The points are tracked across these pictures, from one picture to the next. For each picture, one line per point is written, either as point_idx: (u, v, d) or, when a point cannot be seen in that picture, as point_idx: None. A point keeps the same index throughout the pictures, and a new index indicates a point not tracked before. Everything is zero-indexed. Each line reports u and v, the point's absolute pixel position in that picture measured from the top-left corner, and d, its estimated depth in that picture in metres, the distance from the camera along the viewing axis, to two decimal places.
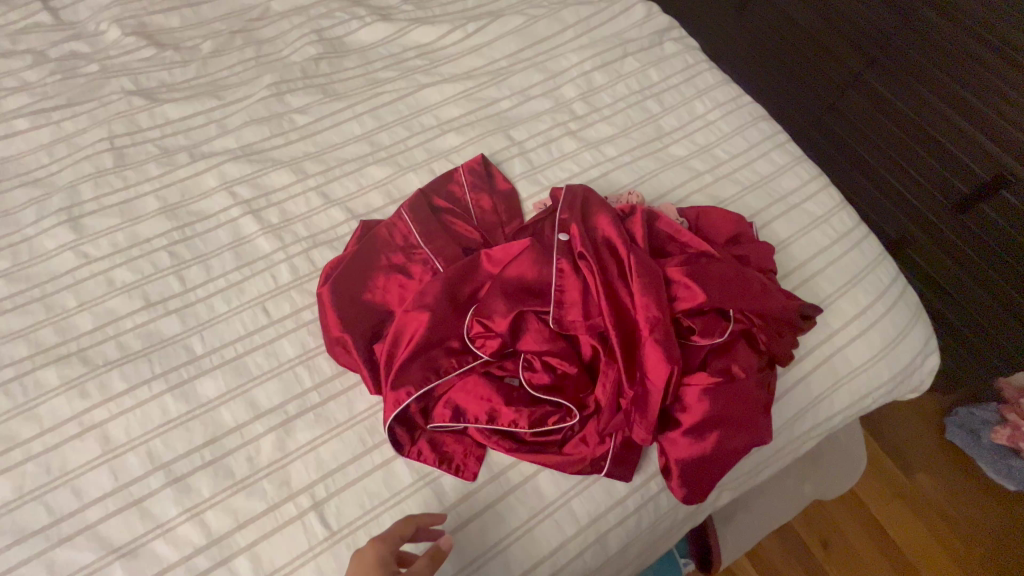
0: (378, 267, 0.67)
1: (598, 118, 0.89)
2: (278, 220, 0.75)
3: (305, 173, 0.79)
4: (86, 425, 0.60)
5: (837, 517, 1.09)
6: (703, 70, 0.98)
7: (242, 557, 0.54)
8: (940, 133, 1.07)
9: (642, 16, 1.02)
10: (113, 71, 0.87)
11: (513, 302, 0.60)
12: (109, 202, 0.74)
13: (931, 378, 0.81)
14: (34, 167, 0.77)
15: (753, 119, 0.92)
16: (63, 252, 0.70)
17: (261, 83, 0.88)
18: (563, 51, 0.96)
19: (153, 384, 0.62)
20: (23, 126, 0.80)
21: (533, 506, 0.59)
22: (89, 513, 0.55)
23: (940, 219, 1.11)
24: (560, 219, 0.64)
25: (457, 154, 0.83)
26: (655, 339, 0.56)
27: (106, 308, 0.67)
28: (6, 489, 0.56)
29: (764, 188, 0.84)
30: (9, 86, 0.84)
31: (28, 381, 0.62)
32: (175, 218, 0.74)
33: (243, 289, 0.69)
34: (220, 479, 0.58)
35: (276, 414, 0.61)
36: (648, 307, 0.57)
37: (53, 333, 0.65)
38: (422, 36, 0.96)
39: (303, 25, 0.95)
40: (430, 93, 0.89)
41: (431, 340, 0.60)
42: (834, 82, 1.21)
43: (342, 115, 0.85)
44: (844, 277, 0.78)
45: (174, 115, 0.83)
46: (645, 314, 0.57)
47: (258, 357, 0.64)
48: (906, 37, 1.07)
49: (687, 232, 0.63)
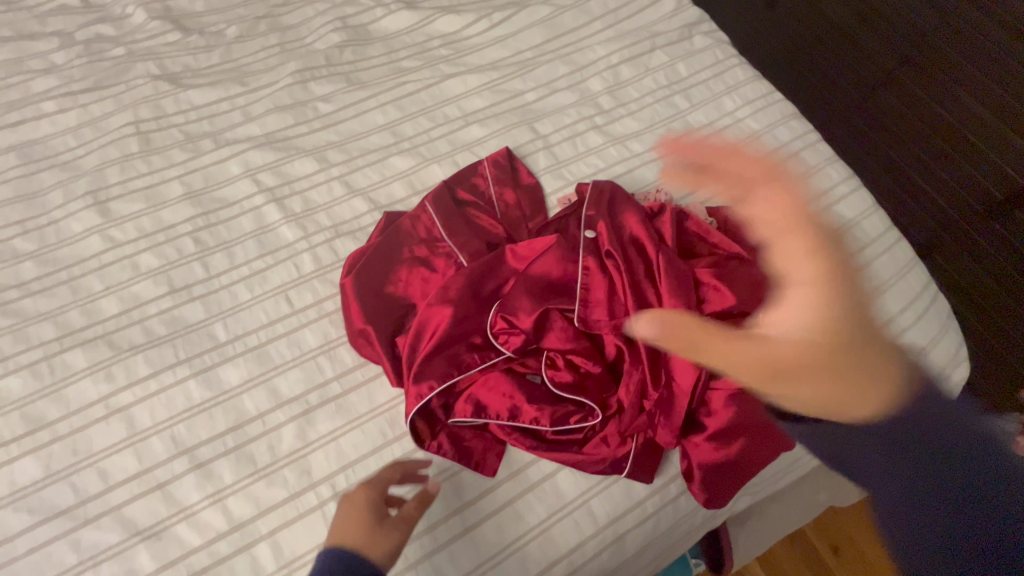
0: (402, 260, 0.67)
1: (624, 113, 0.87)
2: (301, 209, 0.75)
3: (328, 162, 0.79)
4: (112, 408, 0.60)
5: (850, 525, 1.07)
6: (733, 65, 0.95)
7: (263, 544, 0.55)
8: (977, 135, 1.04)
9: (672, 8, 1.00)
10: (139, 55, 0.87)
11: (538, 300, 0.59)
12: (135, 187, 0.75)
13: (959, 389, 0.79)
14: (61, 150, 0.78)
15: (784, 118, 0.90)
16: (89, 236, 0.71)
17: (285, 70, 0.87)
18: (590, 43, 0.94)
19: (177, 370, 0.62)
20: (51, 108, 0.80)
21: (551, 505, 0.59)
22: (114, 495, 0.56)
23: (972, 225, 1.08)
24: (587, 217, 0.64)
25: (480, 146, 0.82)
26: None
27: (131, 293, 0.67)
28: (35, 468, 0.57)
29: (793, 189, 0.83)
30: (37, 68, 0.85)
31: (56, 363, 0.62)
32: (200, 204, 0.74)
33: (266, 278, 0.69)
34: (242, 466, 0.58)
35: (297, 403, 0.61)
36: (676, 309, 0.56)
37: (80, 316, 0.65)
38: (446, 26, 0.95)
39: (328, 12, 0.94)
40: (454, 84, 0.88)
41: (455, 335, 0.60)
42: (866, 81, 1.18)
43: (365, 104, 0.85)
44: (874, 283, 0.76)
45: (199, 100, 0.83)
46: None
47: (281, 345, 0.65)
48: (942, 36, 1.05)
49: (716, 233, 0.62)
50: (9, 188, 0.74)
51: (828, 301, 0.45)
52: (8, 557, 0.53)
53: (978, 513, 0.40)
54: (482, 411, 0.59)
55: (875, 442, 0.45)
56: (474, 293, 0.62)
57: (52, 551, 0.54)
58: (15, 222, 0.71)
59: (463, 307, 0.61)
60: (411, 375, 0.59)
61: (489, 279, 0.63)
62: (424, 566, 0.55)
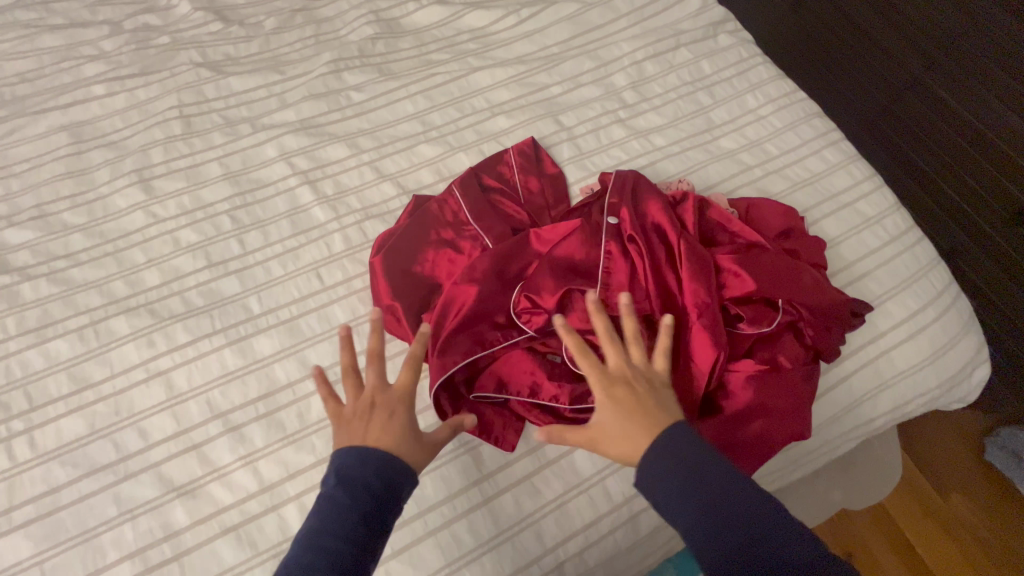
0: (429, 241, 0.69)
1: (648, 107, 0.89)
2: (333, 191, 0.78)
3: (359, 148, 0.82)
4: (152, 372, 0.63)
5: (864, 529, 1.07)
6: (757, 64, 0.96)
7: (290, 505, 0.57)
8: (1000, 137, 1.02)
9: (697, 7, 1.01)
10: (183, 44, 0.91)
11: (561, 281, 0.61)
12: (177, 166, 0.78)
13: (980, 389, 0.78)
14: (109, 131, 0.82)
15: (807, 116, 0.91)
16: (134, 211, 0.75)
17: (320, 60, 0.90)
18: (615, 39, 0.96)
19: (213, 338, 0.65)
20: (100, 92, 0.85)
21: (568, 481, 0.60)
22: (153, 453, 0.59)
23: (996, 229, 1.07)
24: (610, 203, 0.65)
25: (506, 136, 0.84)
26: (702, 324, 0.56)
27: (172, 266, 0.70)
28: (80, 425, 0.60)
29: (815, 185, 0.83)
30: (88, 54, 0.89)
31: (101, 328, 0.66)
32: (237, 185, 0.77)
33: (298, 256, 0.72)
34: (273, 431, 0.61)
35: (326, 375, 0.64)
36: (697, 293, 0.58)
37: (124, 286, 0.69)
38: (475, 21, 0.97)
39: (361, 6, 0.98)
40: (482, 76, 0.90)
41: (479, 313, 0.62)
42: (891, 83, 1.18)
43: (396, 94, 0.88)
44: (894, 279, 0.76)
45: (238, 87, 0.87)
46: (693, 300, 0.58)
47: (311, 319, 0.67)
48: (967, 37, 1.04)
49: (737, 221, 0.64)
50: (61, 165, 0.78)
51: (590, 373, 0.51)
52: (54, 506, 0.56)
53: (781, 534, 0.42)
54: (503, 387, 0.62)
55: (704, 474, 0.44)
56: (499, 274, 0.64)
57: (94, 503, 0.57)
58: (66, 196, 0.76)
59: (488, 286, 0.63)
60: (436, 350, 0.61)
61: (513, 261, 0.65)
62: (443, 534, 0.57)
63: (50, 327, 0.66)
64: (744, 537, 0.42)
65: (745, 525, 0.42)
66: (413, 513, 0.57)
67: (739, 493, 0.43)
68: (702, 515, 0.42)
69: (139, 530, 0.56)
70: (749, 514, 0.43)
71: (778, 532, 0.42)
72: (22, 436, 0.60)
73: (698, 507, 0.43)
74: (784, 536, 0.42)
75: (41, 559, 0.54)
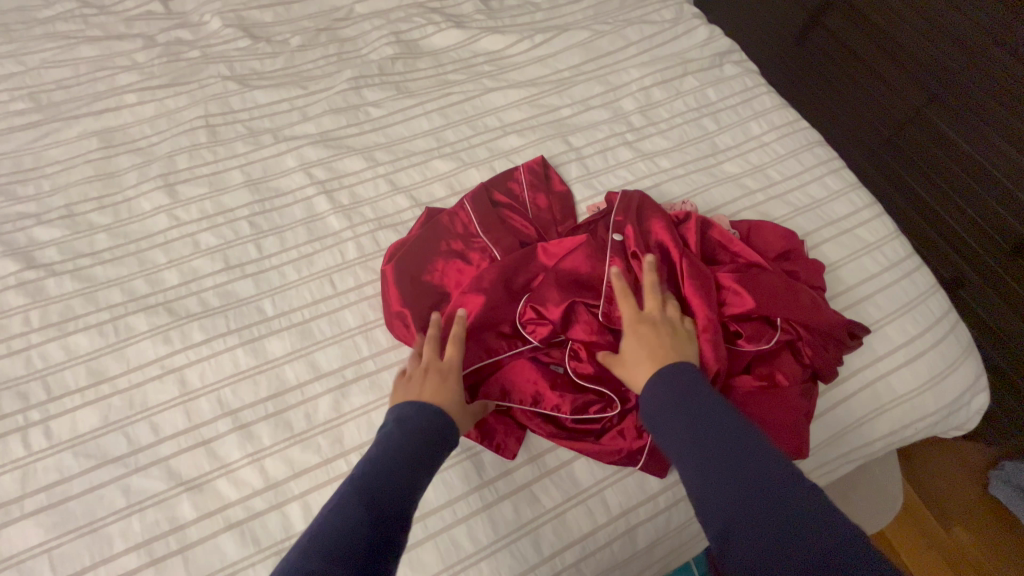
0: (439, 252, 0.71)
1: (655, 131, 0.92)
2: (349, 201, 0.81)
3: (376, 161, 0.85)
4: (166, 368, 0.65)
5: None
6: (761, 93, 0.99)
7: (294, 504, 0.58)
8: (1001, 171, 1.04)
9: (704, 38, 1.05)
10: (213, 58, 0.96)
11: (566, 293, 0.63)
12: (201, 173, 0.82)
13: (980, 416, 0.79)
14: (139, 137, 0.86)
15: (809, 144, 0.93)
16: (158, 214, 0.78)
17: (341, 77, 0.94)
18: (625, 66, 1.00)
19: (227, 338, 0.68)
20: (132, 100, 0.89)
21: (567, 491, 0.61)
22: (163, 447, 0.61)
23: (997, 260, 1.08)
24: (615, 221, 0.68)
25: (517, 154, 0.87)
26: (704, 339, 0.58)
27: (191, 267, 0.73)
28: (94, 417, 0.62)
29: (816, 211, 0.85)
30: (122, 65, 0.94)
31: (120, 324, 0.68)
32: (258, 192, 0.80)
33: (312, 262, 0.74)
34: (280, 430, 0.62)
35: (334, 377, 0.66)
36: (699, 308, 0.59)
37: (144, 285, 0.71)
38: (491, 44, 1.02)
39: (383, 28, 1.02)
40: (496, 97, 0.94)
41: (486, 323, 0.64)
42: (894, 115, 1.21)
43: (413, 111, 0.91)
44: (893, 304, 0.78)
45: (263, 100, 0.91)
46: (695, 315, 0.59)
47: (322, 323, 0.70)
48: (968, 74, 1.07)
49: (737, 242, 0.66)
50: (90, 169, 0.81)
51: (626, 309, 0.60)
52: (65, 495, 0.58)
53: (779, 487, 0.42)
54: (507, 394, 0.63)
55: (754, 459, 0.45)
56: (506, 285, 0.66)
57: (104, 493, 0.58)
58: (94, 198, 0.79)
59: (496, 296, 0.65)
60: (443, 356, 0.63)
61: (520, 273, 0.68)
62: (443, 538, 0.58)
63: (71, 321, 0.68)
64: (730, 478, 0.43)
65: (737, 471, 0.43)
66: (414, 515, 0.58)
67: (738, 443, 0.46)
68: (693, 449, 0.46)
69: (145, 522, 0.57)
70: (745, 458, 0.44)
71: (777, 481, 0.42)
72: (38, 426, 0.61)
73: (688, 444, 0.47)
74: (781, 488, 0.42)
75: (48, 547, 0.55)
